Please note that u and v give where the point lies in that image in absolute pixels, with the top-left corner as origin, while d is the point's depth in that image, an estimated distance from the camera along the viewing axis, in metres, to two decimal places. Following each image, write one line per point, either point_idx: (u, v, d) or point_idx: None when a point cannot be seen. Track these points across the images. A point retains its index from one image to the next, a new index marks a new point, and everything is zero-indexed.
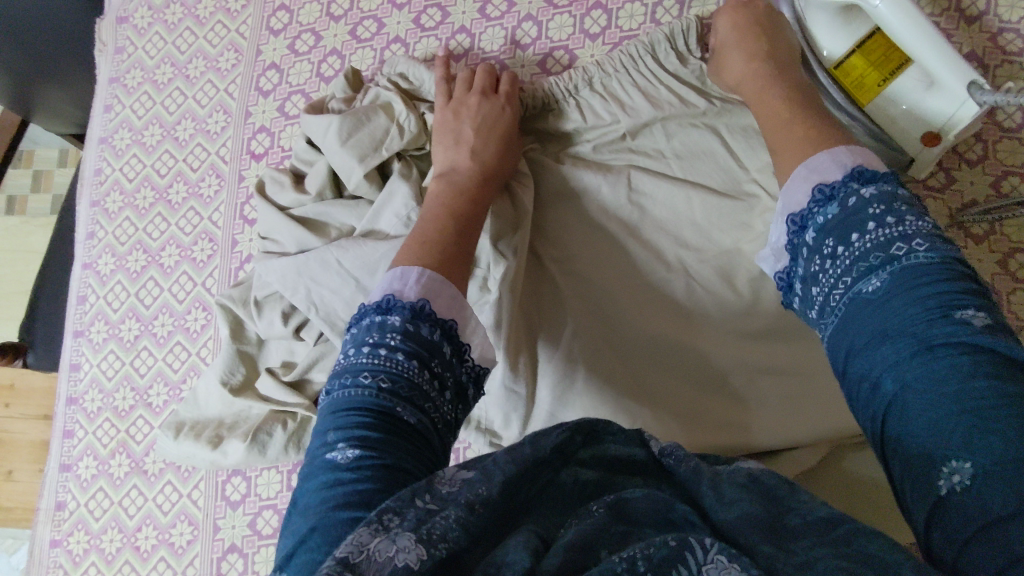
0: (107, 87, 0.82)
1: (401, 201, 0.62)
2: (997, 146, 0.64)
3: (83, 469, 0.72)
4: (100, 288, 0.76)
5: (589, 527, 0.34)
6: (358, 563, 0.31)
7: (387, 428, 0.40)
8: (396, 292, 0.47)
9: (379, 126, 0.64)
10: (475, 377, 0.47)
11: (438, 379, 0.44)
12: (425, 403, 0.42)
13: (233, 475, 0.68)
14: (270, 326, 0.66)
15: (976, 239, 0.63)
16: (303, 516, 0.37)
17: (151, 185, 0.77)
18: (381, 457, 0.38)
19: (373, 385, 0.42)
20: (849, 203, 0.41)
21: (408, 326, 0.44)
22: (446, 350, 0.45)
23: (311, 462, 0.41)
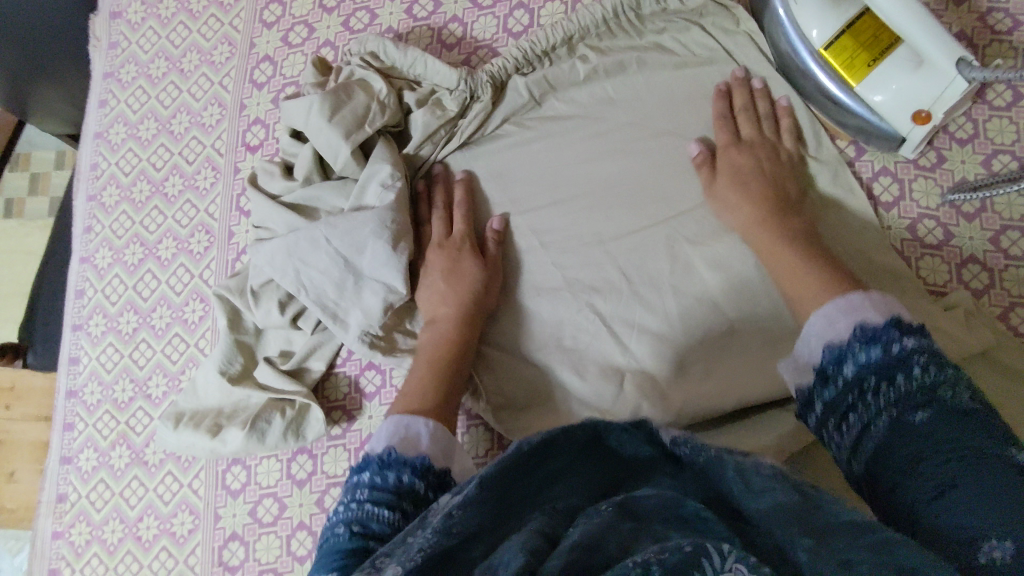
0: (101, 82, 0.82)
1: (383, 175, 0.64)
2: (988, 125, 0.64)
3: (84, 461, 0.72)
4: (98, 282, 0.76)
5: (596, 531, 0.33)
6: None
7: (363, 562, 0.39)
8: (392, 445, 0.48)
9: (359, 103, 0.66)
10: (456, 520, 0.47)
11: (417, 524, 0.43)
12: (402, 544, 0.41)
13: (233, 464, 0.69)
14: (268, 315, 0.67)
15: (968, 217, 0.63)
16: None
17: (147, 178, 0.77)
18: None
19: (347, 531, 0.42)
20: (891, 348, 0.39)
21: (377, 478, 0.45)
22: (419, 489, 0.45)
23: None
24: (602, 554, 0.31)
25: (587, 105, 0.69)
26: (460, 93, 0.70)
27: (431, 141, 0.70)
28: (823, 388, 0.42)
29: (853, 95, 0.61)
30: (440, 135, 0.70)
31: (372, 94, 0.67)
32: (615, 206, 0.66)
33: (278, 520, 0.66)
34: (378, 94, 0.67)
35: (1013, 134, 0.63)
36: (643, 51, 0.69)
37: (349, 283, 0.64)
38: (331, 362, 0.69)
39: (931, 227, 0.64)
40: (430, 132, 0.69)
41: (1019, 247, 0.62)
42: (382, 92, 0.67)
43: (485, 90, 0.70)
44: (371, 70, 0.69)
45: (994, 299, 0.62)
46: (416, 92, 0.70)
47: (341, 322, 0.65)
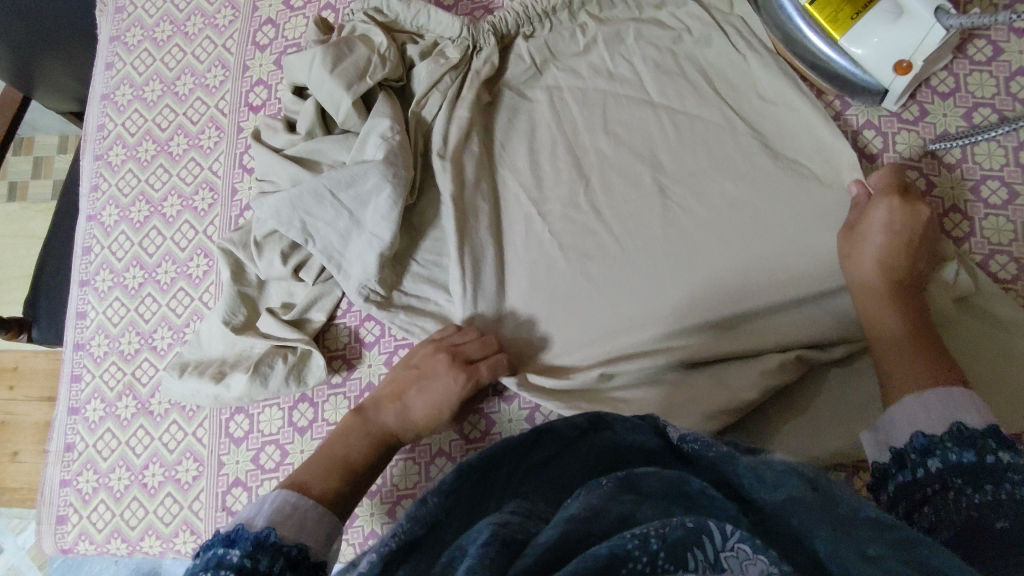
0: (108, 46, 0.84)
1: (382, 130, 0.66)
2: (969, 79, 0.66)
3: (90, 412, 0.74)
4: (105, 239, 0.78)
5: (596, 498, 0.33)
6: None
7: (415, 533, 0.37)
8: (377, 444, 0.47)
9: (361, 56, 0.67)
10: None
11: None
12: None
13: (236, 412, 0.70)
14: (270, 266, 0.69)
15: (949, 168, 0.65)
16: None
17: (153, 138, 0.79)
18: None
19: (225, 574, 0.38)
20: (987, 457, 0.40)
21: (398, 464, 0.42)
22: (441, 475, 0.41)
23: None
24: (595, 530, 0.32)
25: (586, 74, 0.71)
26: (462, 42, 0.72)
27: (437, 88, 0.71)
28: (897, 472, 0.45)
29: (840, 46, 0.63)
30: (445, 83, 0.71)
31: (373, 48, 0.69)
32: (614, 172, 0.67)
33: (279, 466, 0.68)
34: (380, 48, 0.69)
35: (993, 88, 0.66)
36: (640, 22, 0.71)
37: (352, 235, 0.66)
38: (332, 313, 0.71)
39: (914, 178, 0.66)
40: (436, 80, 0.71)
41: (998, 197, 0.64)
42: (382, 46, 0.69)
43: (487, 40, 0.73)
44: (372, 26, 0.70)
45: (975, 247, 0.63)
46: (418, 49, 0.72)
47: (344, 273, 0.67)
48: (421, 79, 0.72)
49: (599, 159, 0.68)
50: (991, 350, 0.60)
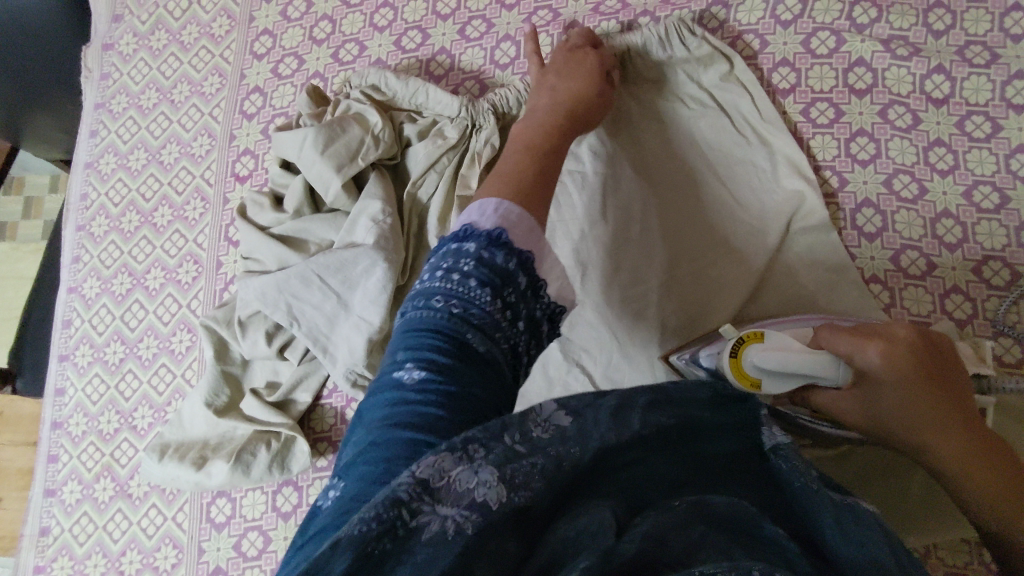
0: (92, 113, 0.82)
1: (371, 214, 0.65)
2: (968, 156, 0.65)
3: (66, 494, 0.72)
4: (85, 312, 0.76)
5: (667, 524, 0.33)
6: (437, 487, 0.30)
7: (463, 359, 0.38)
8: (473, 223, 0.43)
9: (354, 137, 0.66)
10: (548, 314, 0.44)
11: (510, 311, 0.41)
12: (497, 334, 0.40)
13: (217, 496, 0.68)
14: (254, 346, 0.67)
15: (950, 247, 0.64)
16: (364, 429, 0.37)
17: (137, 209, 0.77)
18: (444, 383, 0.37)
19: (446, 310, 0.40)
20: None
21: (483, 253, 0.41)
22: (521, 283, 0.42)
23: (378, 377, 0.39)
24: (666, 554, 0.31)
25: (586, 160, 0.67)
26: (460, 121, 0.70)
27: (434, 169, 0.69)
28: None
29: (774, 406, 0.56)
30: (442, 164, 0.70)
31: (367, 128, 0.67)
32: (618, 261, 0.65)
33: (262, 553, 0.65)
34: (374, 128, 0.67)
35: (993, 165, 0.64)
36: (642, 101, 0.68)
37: (339, 318, 0.65)
38: (318, 393, 0.69)
39: (914, 258, 0.64)
40: (432, 161, 0.69)
41: (1001, 277, 0.62)
42: (377, 126, 0.67)
43: (487, 118, 0.70)
44: (366, 105, 0.69)
45: (978, 329, 0.62)
46: (414, 128, 0.71)
47: (331, 356, 0.66)
48: (417, 161, 0.70)
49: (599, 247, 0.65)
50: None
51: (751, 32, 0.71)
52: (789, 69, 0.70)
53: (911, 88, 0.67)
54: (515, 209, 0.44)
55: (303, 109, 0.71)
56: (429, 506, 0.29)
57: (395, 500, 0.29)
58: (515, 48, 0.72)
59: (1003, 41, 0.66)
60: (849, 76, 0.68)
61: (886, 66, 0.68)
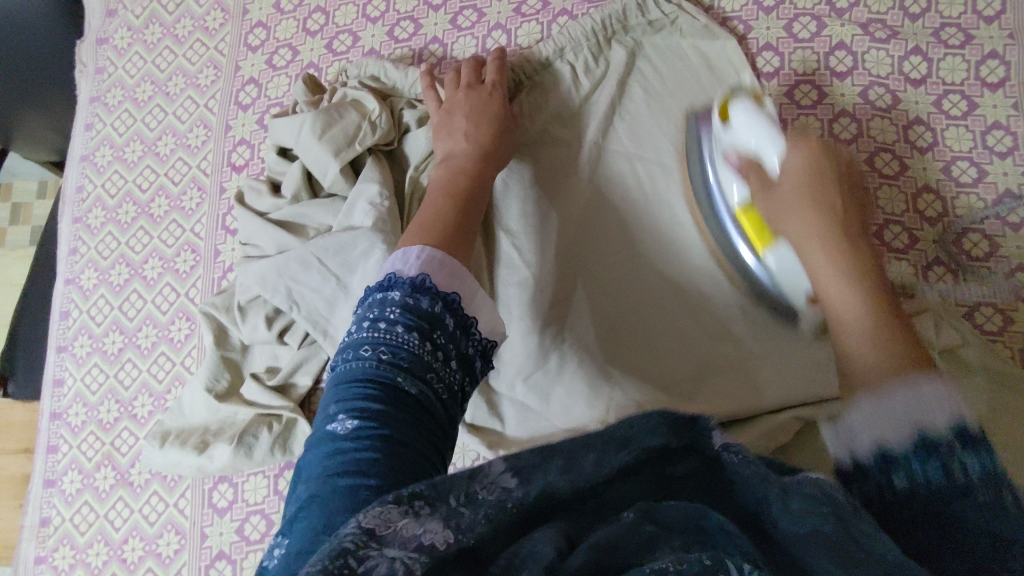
0: (87, 107, 0.83)
1: (370, 198, 0.66)
2: (946, 133, 0.67)
3: (67, 484, 0.72)
4: (83, 303, 0.76)
5: (617, 531, 0.32)
6: (383, 535, 0.32)
7: (395, 403, 0.41)
8: (397, 272, 0.47)
9: (352, 122, 0.67)
10: (480, 351, 0.48)
11: (442, 352, 0.44)
12: (430, 375, 0.43)
13: (220, 481, 0.68)
14: (254, 330, 0.68)
15: (931, 221, 0.66)
16: (305, 486, 0.39)
17: (133, 200, 0.78)
18: (380, 427, 0.39)
19: (374, 357, 0.42)
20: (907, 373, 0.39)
21: (409, 299, 0.45)
22: (447, 322, 0.45)
23: (315, 432, 0.42)
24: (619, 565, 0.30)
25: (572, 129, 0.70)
26: None
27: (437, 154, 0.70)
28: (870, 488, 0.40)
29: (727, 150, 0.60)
30: None
31: (364, 114, 0.68)
32: (594, 236, 0.67)
33: (265, 537, 0.66)
34: (371, 114, 0.68)
35: (970, 141, 0.67)
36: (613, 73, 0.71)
37: (339, 301, 0.66)
38: (318, 377, 0.70)
39: (896, 232, 0.66)
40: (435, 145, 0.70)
41: (980, 248, 0.64)
42: (376, 112, 0.68)
43: None
44: (364, 92, 0.70)
45: (960, 299, 0.64)
46: (414, 115, 0.71)
47: (331, 338, 0.66)
48: (418, 145, 0.70)
49: (577, 225, 0.68)
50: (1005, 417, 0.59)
51: (736, 18, 0.73)
52: (773, 54, 0.72)
53: (891, 69, 0.69)
54: (436, 254, 0.49)
55: (300, 98, 0.72)
56: (377, 550, 0.31)
57: (341, 551, 0.30)
58: (506, 37, 0.74)
59: (977, 22, 0.69)
60: (831, 59, 0.70)
61: (866, 49, 0.70)
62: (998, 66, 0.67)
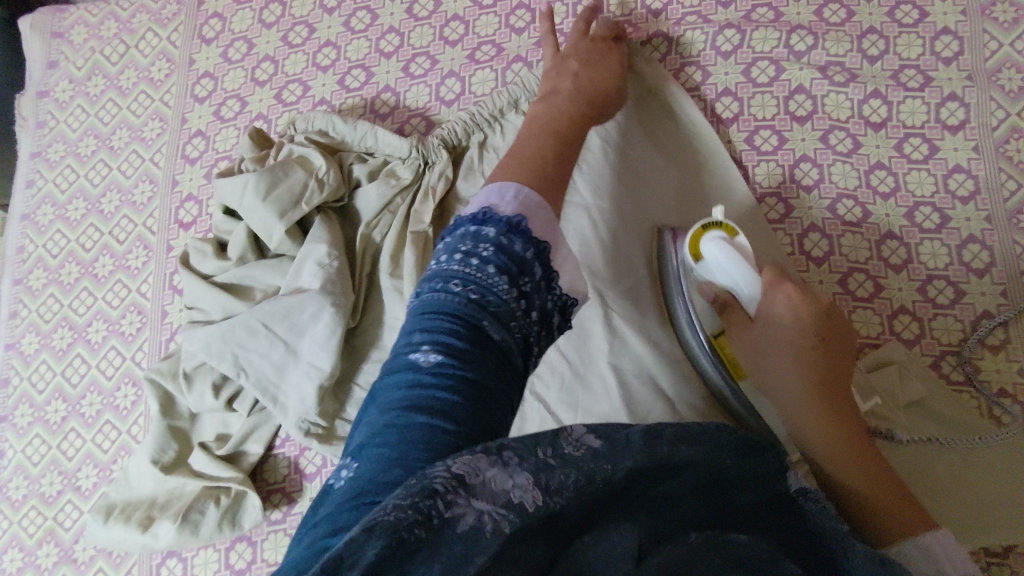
0: (28, 162, 0.80)
1: (316, 260, 0.63)
2: (908, 178, 0.66)
3: (8, 563, 0.68)
4: (24, 369, 0.73)
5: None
6: (474, 483, 0.28)
7: (482, 343, 0.35)
8: (492, 206, 0.40)
9: (298, 180, 0.65)
10: (564, 314, 0.42)
11: (529, 304, 0.38)
12: (515, 324, 0.37)
13: (167, 557, 0.65)
14: (200, 399, 0.65)
15: (897, 268, 0.65)
16: (374, 411, 0.32)
17: (76, 260, 0.75)
18: (464, 366, 0.33)
19: (462, 294, 0.36)
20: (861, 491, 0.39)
21: (503, 239, 0.38)
22: (538, 273, 0.39)
23: (388, 347, 0.35)
24: None
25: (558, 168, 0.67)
26: (413, 162, 0.69)
27: (388, 210, 0.68)
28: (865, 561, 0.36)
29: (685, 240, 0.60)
30: (396, 205, 0.68)
31: (311, 171, 0.66)
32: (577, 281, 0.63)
33: None
34: (318, 171, 0.66)
35: (931, 186, 0.66)
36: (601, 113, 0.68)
37: (289, 366, 0.63)
38: (269, 443, 0.67)
39: (861, 281, 0.65)
40: (386, 202, 0.68)
41: (945, 296, 0.63)
42: (322, 168, 0.66)
43: (438, 154, 0.69)
44: (310, 148, 0.68)
45: (927, 348, 0.63)
46: (365, 170, 0.69)
47: (280, 406, 0.64)
48: (369, 201, 0.68)
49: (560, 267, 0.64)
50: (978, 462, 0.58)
51: (694, 63, 0.73)
52: (732, 98, 0.71)
53: (850, 113, 0.68)
54: (534, 197, 0.42)
55: (246, 154, 0.70)
56: (465, 499, 0.27)
57: (430, 490, 0.27)
58: (460, 84, 0.72)
59: (935, 64, 0.68)
60: (790, 104, 0.69)
61: (826, 92, 0.69)
62: (958, 108, 0.66)
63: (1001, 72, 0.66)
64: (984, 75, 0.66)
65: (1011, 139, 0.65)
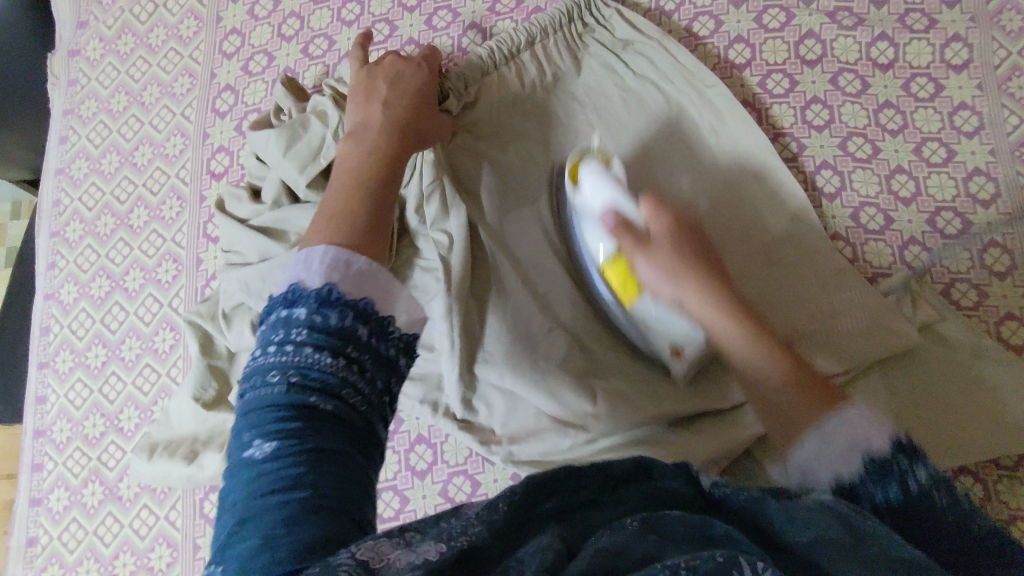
0: (62, 119, 0.82)
1: None
2: (916, 116, 0.68)
3: (54, 501, 0.71)
4: (64, 317, 0.75)
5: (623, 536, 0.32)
6: (377, 566, 0.29)
7: (313, 420, 0.36)
8: (300, 282, 0.41)
9: (316, 135, 0.66)
10: (405, 346, 0.43)
11: (360, 365, 0.39)
12: (348, 391, 0.38)
13: (210, 492, 0.67)
14: (240, 338, 0.66)
15: (906, 202, 0.66)
16: (228, 518, 0.35)
17: (112, 212, 0.77)
18: (304, 444, 0.35)
19: (283, 380, 0.37)
20: None
21: (316, 315, 0.39)
22: (363, 333, 0.40)
23: (229, 461, 0.37)
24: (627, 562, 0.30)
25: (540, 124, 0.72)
26: None
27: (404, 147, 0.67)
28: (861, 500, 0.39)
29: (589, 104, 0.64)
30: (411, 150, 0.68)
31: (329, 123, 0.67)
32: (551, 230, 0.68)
33: None
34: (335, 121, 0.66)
35: (938, 123, 0.68)
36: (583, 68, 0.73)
37: None
38: None
39: (872, 215, 0.67)
40: None
41: (953, 226, 0.65)
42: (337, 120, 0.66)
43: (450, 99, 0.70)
44: (327, 96, 0.68)
45: (937, 276, 0.64)
46: None
47: None
48: None
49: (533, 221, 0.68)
50: (988, 378, 0.59)
51: (708, 13, 0.74)
52: (745, 45, 0.73)
53: (858, 56, 0.71)
54: (348, 256, 0.42)
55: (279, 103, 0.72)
56: None
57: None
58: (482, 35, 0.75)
59: (940, 7, 0.70)
60: (801, 48, 0.72)
61: (835, 37, 0.71)
62: (963, 48, 0.69)
63: (1001, 14, 0.69)
64: (986, 16, 0.69)
65: (1013, 76, 0.67)
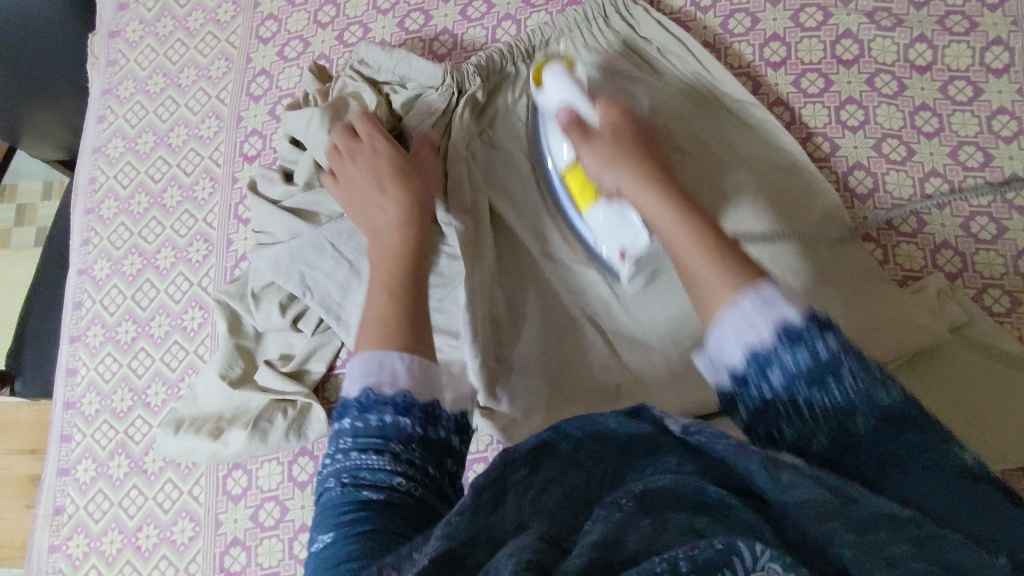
0: (99, 99, 0.84)
1: None
2: (952, 119, 0.68)
3: (81, 472, 0.72)
4: (96, 293, 0.77)
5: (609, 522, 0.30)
6: None
7: (385, 509, 0.37)
8: (367, 388, 0.41)
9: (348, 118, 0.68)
10: (459, 425, 0.43)
11: (422, 454, 0.40)
12: (415, 473, 0.38)
13: (234, 468, 0.68)
14: (268, 317, 0.68)
15: (940, 205, 0.66)
16: None
17: (146, 191, 0.79)
18: (377, 528, 0.35)
19: (347, 490, 0.38)
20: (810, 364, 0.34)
21: (362, 424, 0.40)
22: (411, 426, 0.40)
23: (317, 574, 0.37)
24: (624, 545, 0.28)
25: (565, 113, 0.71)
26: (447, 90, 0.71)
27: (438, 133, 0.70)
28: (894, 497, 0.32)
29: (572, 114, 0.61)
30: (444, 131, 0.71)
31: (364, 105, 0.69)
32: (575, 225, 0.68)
33: (280, 523, 0.65)
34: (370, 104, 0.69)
35: (976, 127, 0.67)
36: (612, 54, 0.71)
37: (351, 286, 0.65)
38: (331, 364, 0.69)
39: (904, 217, 0.66)
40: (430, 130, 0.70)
41: (988, 232, 0.64)
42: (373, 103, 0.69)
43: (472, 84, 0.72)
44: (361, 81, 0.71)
45: (969, 282, 0.63)
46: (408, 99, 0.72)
47: (342, 324, 0.66)
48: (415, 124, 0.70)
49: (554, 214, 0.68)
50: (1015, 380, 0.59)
51: (744, 11, 0.74)
52: (780, 43, 0.73)
53: (897, 57, 0.70)
54: (398, 359, 0.43)
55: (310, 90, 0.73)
56: None
57: None
58: (516, 26, 0.75)
59: (981, 10, 0.70)
60: (837, 48, 0.71)
61: (872, 37, 0.71)
62: (1003, 52, 0.68)
63: None
64: None
65: None
